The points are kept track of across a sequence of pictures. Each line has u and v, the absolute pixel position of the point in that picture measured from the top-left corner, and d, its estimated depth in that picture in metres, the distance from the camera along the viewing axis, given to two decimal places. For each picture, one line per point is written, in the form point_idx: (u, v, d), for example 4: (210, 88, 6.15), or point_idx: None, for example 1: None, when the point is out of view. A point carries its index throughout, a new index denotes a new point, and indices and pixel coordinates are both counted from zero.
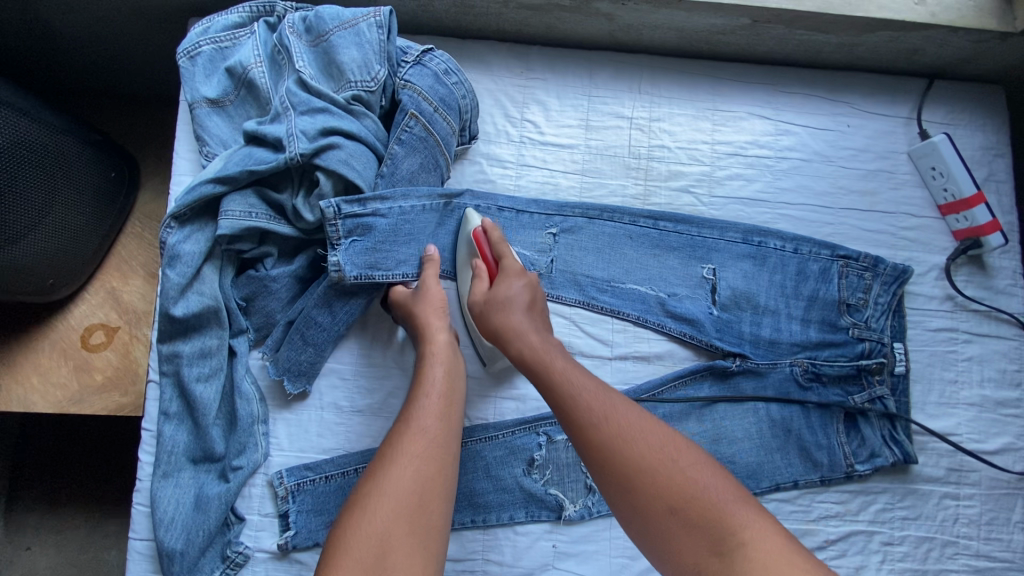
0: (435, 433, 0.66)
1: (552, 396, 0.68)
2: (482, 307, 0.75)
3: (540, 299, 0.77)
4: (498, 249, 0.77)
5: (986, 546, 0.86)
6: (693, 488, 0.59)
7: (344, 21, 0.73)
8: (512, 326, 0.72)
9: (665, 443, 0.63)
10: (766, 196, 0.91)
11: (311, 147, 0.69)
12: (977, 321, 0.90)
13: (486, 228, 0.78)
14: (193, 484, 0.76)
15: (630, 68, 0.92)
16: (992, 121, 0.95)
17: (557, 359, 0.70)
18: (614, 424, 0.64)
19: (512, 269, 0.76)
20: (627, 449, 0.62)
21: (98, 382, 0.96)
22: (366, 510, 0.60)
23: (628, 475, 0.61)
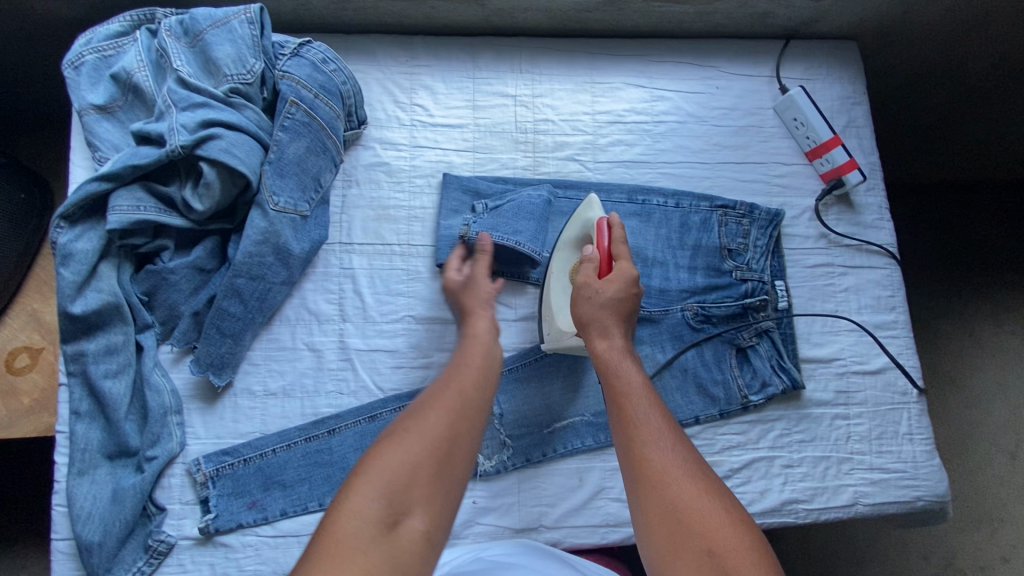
0: (473, 393, 0.67)
1: (617, 405, 0.68)
2: (588, 291, 0.78)
3: (636, 309, 0.79)
4: (616, 247, 0.81)
5: (879, 459, 0.92)
6: (731, 542, 0.56)
7: (215, 20, 0.78)
8: (601, 327, 0.75)
9: (714, 490, 0.60)
10: (647, 158, 0.97)
11: (191, 139, 0.73)
12: (850, 255, 0.98)
13: (609, 223, 0.82)
14: (110, 480, 0.78)
15: (510, 50, 0.98)
16: (847, 73, 1.03)
17: (631, 374, 0.71)
18: (669, 453, 0.63)
19: (623, 275, 0.78)
20: (678, 486, 0.60)
21: (25, 404, 0.93)
22: (400, 436, 0.60)
23: (672, 509, 0.58)
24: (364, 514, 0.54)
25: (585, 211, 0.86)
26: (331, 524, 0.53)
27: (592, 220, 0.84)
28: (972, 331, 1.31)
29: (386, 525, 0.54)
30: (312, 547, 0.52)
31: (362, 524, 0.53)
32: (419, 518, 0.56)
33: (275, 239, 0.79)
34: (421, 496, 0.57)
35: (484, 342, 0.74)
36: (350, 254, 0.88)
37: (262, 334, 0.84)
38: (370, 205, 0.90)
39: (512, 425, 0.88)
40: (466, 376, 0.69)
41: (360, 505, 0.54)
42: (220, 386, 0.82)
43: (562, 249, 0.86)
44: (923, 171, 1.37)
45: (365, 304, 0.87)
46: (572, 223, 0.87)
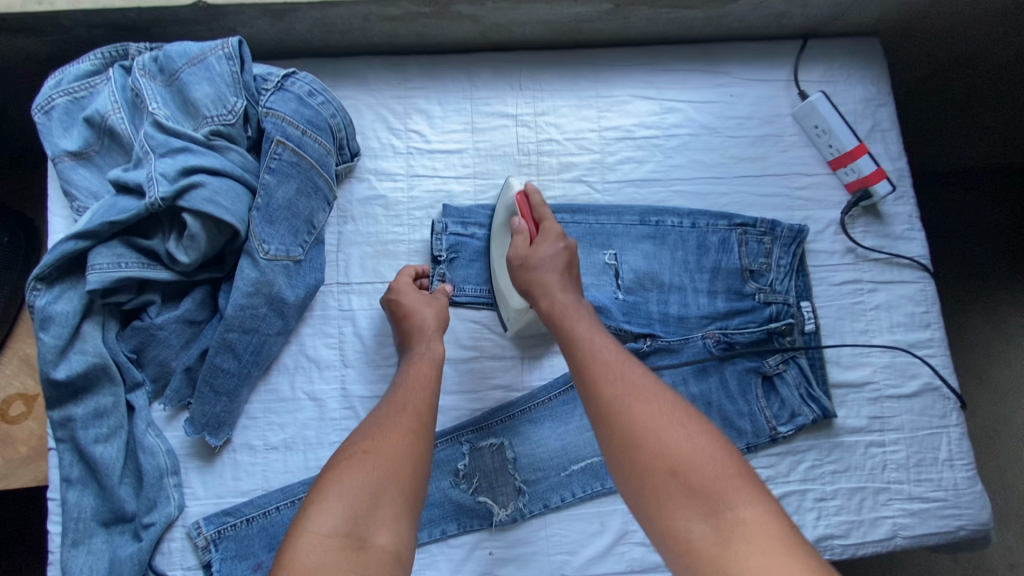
0: (425, 416, 0.67)
1: (568, 347, 0.69)
2: (519, 260, 0.77)
3: (575, 264, 0.78)
4: (538, 212, 0.80)
5: (918, 488, 0.86)
6: (689, 455, 0.58)
7: (191, 56, 0.73)
8: (537, 286, 0.74)
9: (673, 410, 0.62)
10: (658, 175, 0.92)
11: (171, 189, 0.68)
12: (880, 270, 0.92)
13: (528, 192, 0.81)
14: (106, 548, 0.73)
15: (508, 66, 0.92)
16: (870, 73, 0.96)
17: (578, 322, 0.71)
18: (625, 382, 0.64)
19: (550, 234, 0.78)
20: (635, 411, 0.61)
21: (23, 454, 0.86)
22: (358, 463, 0.61)
23: (631, 433, 0.60)
24: (325, 539, 0.55)
25: (506, 194, 0.83)
26: (286, 557, 0.54)
27: (512, 198, 0.82)
28: (1001, 322, 1.19)
29: (353, 551, 0.55)
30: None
31: (325, 552, 0.54)
32: (384, 540, 0.57)
33: (267, 289, 0.74)
34: (385, 525, 0.57)
35: (434, 369, 0.72)
36: (348, 294, 0.83)
37: (258, 386, 0.80)
38: (367, 241, 0.85)
39: (527, 470, 0.83)
40: (427, 406, 0.68)
41: (323, 535, 0.55)
42: (217, 445, 0.77)
43: (501, 232, 0.84)
44: (958, 157, 1.23)
45: (366, 347, 0.82)
46: (498, 210, 0.84)
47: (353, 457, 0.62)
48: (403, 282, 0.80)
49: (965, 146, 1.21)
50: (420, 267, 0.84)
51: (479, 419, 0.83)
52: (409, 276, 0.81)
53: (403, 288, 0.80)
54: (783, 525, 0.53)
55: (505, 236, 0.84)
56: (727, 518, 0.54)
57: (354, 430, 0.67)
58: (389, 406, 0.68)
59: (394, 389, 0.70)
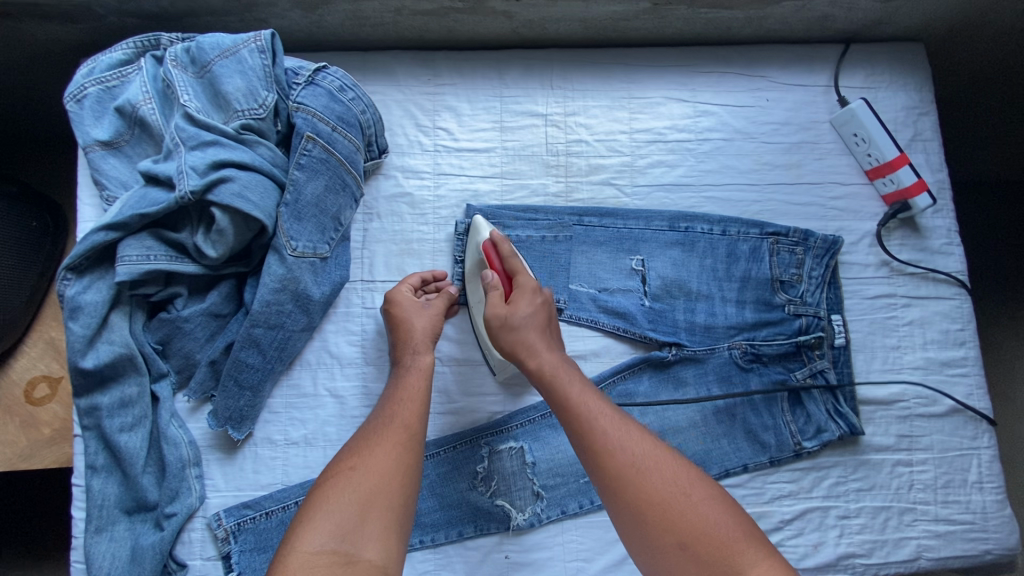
0: (414, 428, 0.67)
1: (564, 417, 0.68)
2: (497, 322, 0.74)
3: (552, 314, 0.78)
4: (510, 264, 0.77)
5: (945, 510, 0.84)
6: (699, 526, 0.59)
7: (224, 49, 0.72)
8: (523, 352, 0.72)
9: (675, 473, 0.63)
10: (690, 180, 0.90)
11: (201, 183, 0.67)
12: (915, 284, 0.89)
13: (494, 241, 0.78)
14: (129, 536, 0.74)
15: (540, 64, 0.90)
16: (914, 80, 0.93)
17: (570, 389, 0.69)
18: (627, 449, 0.64)
19: (526, 287, 0.76)
20: (640, 481, 0.61)
21: (46, 435, 0.87)
22: (347, 483, 0.61)
23: (639, 504, 0.61)
24: (310, 556, 0.56)
25: (472, 237, 0.81)
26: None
27: (478, 246, 0.79)
28: None
29: (341, 566, 0.55)
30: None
31: (313, 569, 0.55)
32: (372, 554, 0.58)
33: (293, 285, 0.73)
34: (373, 539, 0.58)
35: (423, 378, 0.72)
36: (372, 292, 0.83)
37: (280, 381, 0.79)
38: (392, 238, 0.84)
39: (545, 475, 0.82)
40: (417, 418, 0.68)
41: (311, 552, 0.56)
42: (239, 438, 0.77)
43: (472, 277, 0.82)
44: (1014, 166, 1.17)
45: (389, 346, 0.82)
46: (467, 254, 0.82)
47: (341, 477, 0.62)
48: (405, 293, 0.78)
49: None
50: (439, 271, 0.83)
51: (499, 422, 0.83)
52: (415, 284, 0.80)
53: (402, 299, 0.78)
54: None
55: (476, 283, 0.81)
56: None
57: (343, 448, 0.67)
58: (379, 420, 0.68)
59: (385, 400, 0.70)
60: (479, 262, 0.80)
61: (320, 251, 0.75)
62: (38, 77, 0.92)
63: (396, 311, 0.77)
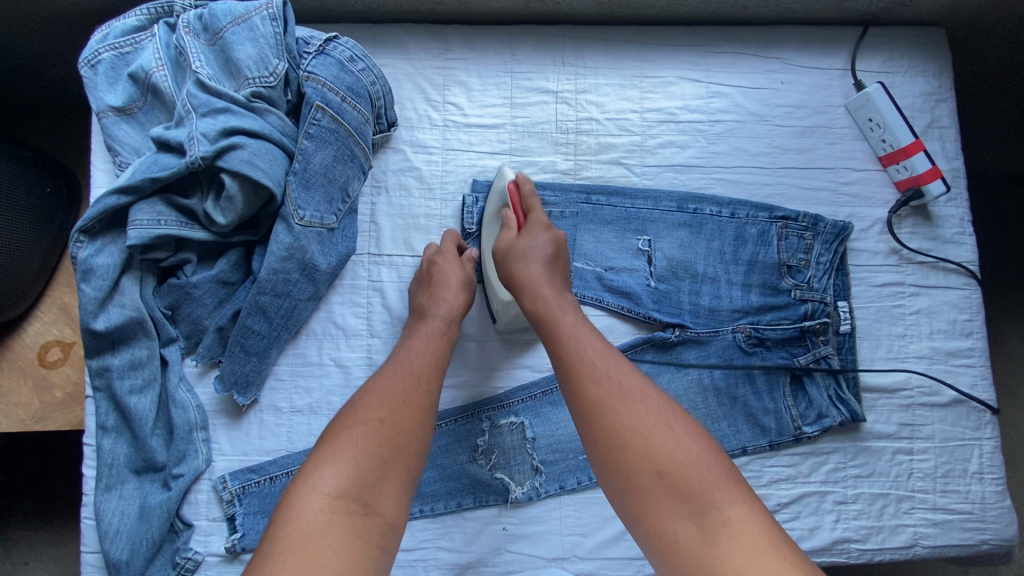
0: (432, 385, 0.69)
1: (551, 340, 0.69)
2: (505, 249, 0.77)
3: (563, 256, 0.78)
4: (527, 202, 0.80)
5: (943, 499, 0.84)
6: (678, 459, 0.60)
7: (236, 16, 0.72)
8: (522, 278, 0.74)
9: (659, 407, 0.63)
10: (699, 162, 0.89)
11: (212, 149, 0.68)
12: (924, 273, 0.88)
13: (517, 182, 0.81)
14: (137, 495, 0.76)
15: (552, 40, 0.89)
16: (934, 65, 0.91)
17: (563, 313, 0.71)
18: (614, 379, 0.65)
19: (537, 225, 0.78)
20: (620, 412, 0.62)
21: (58, 397, 0.89)
22: (373, 432, 0.63)
23: (617, 434, 0.61)
24: (328, 502, 0.59)
25: (497, 182, 0.83)
26: (287, 521, 0.58)
27: (504, 187, 0.81)
28: None
29: (357, 516, 0.59)
30: (270, 540, 0.57)
31: (330, 514, 0.58)
32: (385, 508, 0.61)
33: (301, 255, 0.74)
34: (390, 493, 0.62)
35: (443, 341, 0.74)
36: (378, 265, 0.83)
37: (286, 349, 0.81)
38: (399, 213, 0.85)
39: (545, 450, 0.83)
40: (437, 379, 0.70)
41: (329, 497, 0.59)
42: (245, 404, 0.79)
43: (491, 220, 0.83)
44: None
45: (392, 318, 0.82)
46: (492, 198, 0.83)
47: (361, 425, 0.64)
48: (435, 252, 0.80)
49: None
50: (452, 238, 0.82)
51: (500, 397, 0.84)
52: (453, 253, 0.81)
53: (449, 257, 0.80)
54: (766, 520, 0.57)
55: (494, 227, 0.83)
56: (715, 520, 0.57)
57: (358, 391, 0.69)
58: (403, 373, 0.69)
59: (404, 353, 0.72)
60: (501, 204, 0.82)
61: (326, 222, 0.75)
62: (50, 44, 0.92)
63: (432, 274, 0.78)
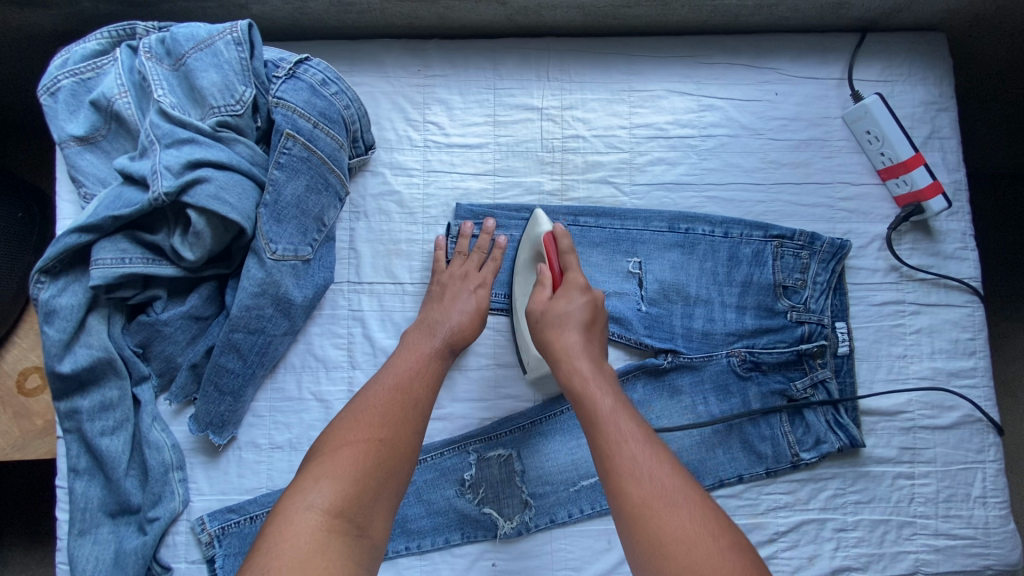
0: (425, 406, 0.67)
1: (588, 425, 0.65)
2: (538, 315, 0.73)
3: (600, 319, 0.74)
4: (564, 260, 0.75)
5: (945, 524, 0.82)
6: (722, 572, 0.54)
7: (199, 41, 0.69)
8: (558, 348, 0.70)
9: (704, 516, 0.58)
10: (691, 179, 0.86)
11: (176, 184, 0.64)
12: (925, 291, 0.85)
13: (556, 234, 0.76)
14: (112, 539, 0.74)
15: (536, 54, 0.86)
16: (934, 73, 0.88)
17: (601, 397, 0.66)
18: (652, 477, 0.60)
19: (574, 285, 0.73)
20: (662, 516, 0.57)
21: (40, 425, 0.85)
22: (371, 452, 0.61)
23: (653, 539, 0.57)
24: (325, 519, 0.57)
25: (530, 231, 0.79)
26: (280, 537, 0.55)
27: (538, 237, 0.77)
28: None
29: (350, 537, 0.57)
30: (260, 557, 0.54)
31: (321, 531, 0.56)
32: (373, 531, 0.60)
33: (274, 289, 0.71)
34: (379, 517, 0.60)
35: (439, 361, 0.72)
36: (358, 294, 0.80)
37: (264, 384, 0.78)
38: (380, 239, 0.81)
39: (534, 483, 0.80)
40: (432, 399, 0.68)
41: (319, 515, 0.57)
42: (222, 443, 0.76)
43: (525, 271, 0.80)
44: None
45: (374, 349, 0.79)
46: (524, 245, 0.80)
47: (360, 443, 0.62)
48: (471, 270, 0.78)
49: None
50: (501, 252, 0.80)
51: (487, 429, 0.81)
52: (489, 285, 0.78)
53: (456, 271, 0.78)
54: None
55: (528, 274, 0.80)
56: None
57: (354, 403, 0.66)
58: (403, 389, 0.67)
59: (402, 366, 0.70)
60: (536, 255, 0.78)
61: (300, 254, 0.72)
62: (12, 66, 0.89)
63: (455, 295, 0.76)
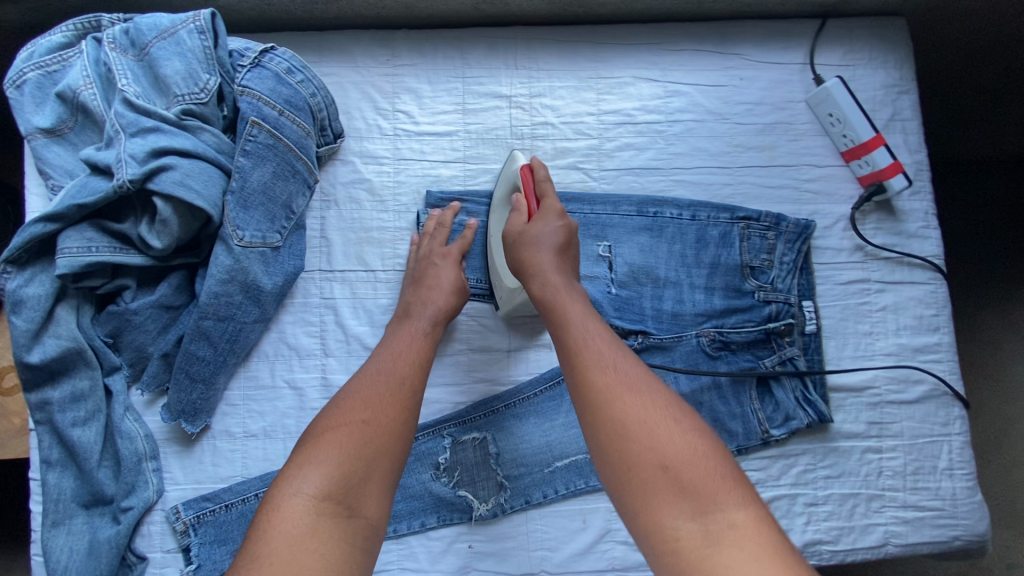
0: (412, 383, 0.67)
1: (557, 335, 0.67)
2: (513, 237, 0.74)
3: (575, 244, 0.75)
4: (540, 188, 0.76)
5: (913, 496, 0.83)
6: (683, 452, 0.57)
7: (162, 30, 0.70)
8: (530, 265, 0.71)
9: (666, 408, 0.61)
10: (659, 164, 0.87)
11: (140, 171, 0.65)
12: (889, 269, 0.87)
13: (532, 165, 0.78)
14: (86, 530, 0.73)
15: (504, 43, 0.87)
16: (894, 56, 0.89)
17: (571, 308, 0.68)
18: (620, 377, 0.62)
19: (550, 210, 0.74)
20: (627, 408, 0.60)
21: (16, 425, 0.84)
22: (357, 432, 0.61)
23: (619, 431, 0.59)
24: (314, 503, 0.57)
25: (509, 167, 0.80)
26: (271, 524, 0.55)
27: (516, 172, 0.79)
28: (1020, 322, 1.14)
29: (342, 518, 0.57)
30: (254, 546, 0.54)
31: (312, 515, 0.56)
32: (369, 511, 0.59)
33: (242, 277, 0.72)
34: (372, 495, 0.59)
35: (425, 343, 0.72)
36: (330, 282, 0.81)
37: (236, 373, 0.78)
38: (351, 226, 0.82)
39: (509, 465, 0.81)
40: (421, 380, 0.68)
41: (310, 500, 0.57)
42: (195, 432, 0.76)
43: (500, 206, 0.82)
44: (998, 147, 1.14)
45: (347, 336, 0.80)
46: (501, 182, 0.82)
47: (346, 426, 0.62)
48: (435, 249, 0.78)
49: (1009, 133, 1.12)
50: (469, 234, 0.81)
51: (461, 413, 0.82)
52: (456, 256, 0.79)
53: (433, 251, 0.78)
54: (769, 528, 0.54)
55: (503, 210, 0.82)
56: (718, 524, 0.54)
57: (342, 390, 0.66)
58: (389, 373, 0.67)
59: (390, 353, 0.69)
60: (514, 188, 0.80)
61: (267, 242, 0.73)
62: None
63: (425, 274, 0.76)
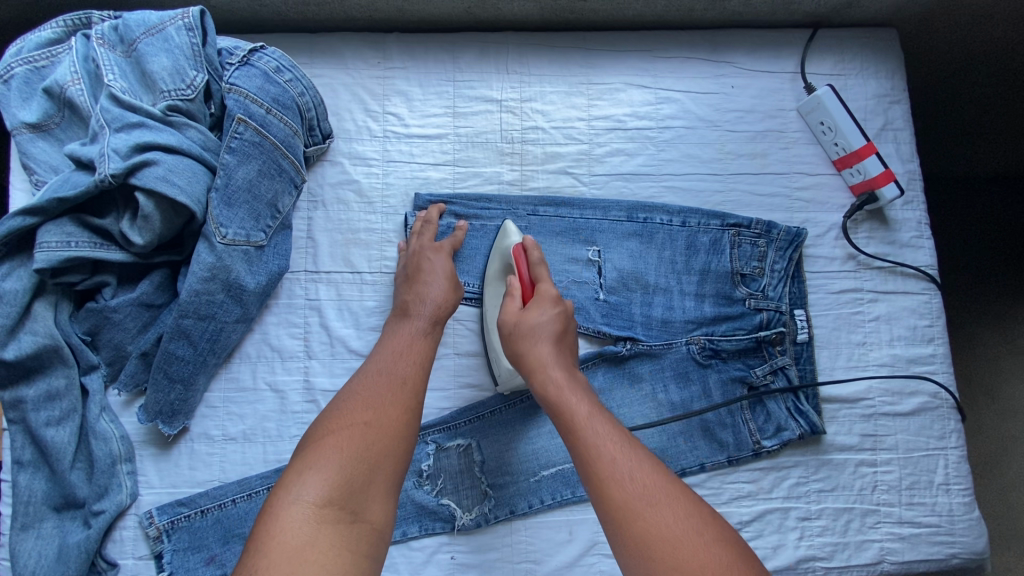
0: (417, 387, 0.65)
1: (568, 432, 0.64)
2: (508, 328, 0.72)
3: (571, 329, 0.74)
4: (535, 271, 0.75)
5: (909, 511, 0.81)
6: (708, 563, 0.53)
7: (150, 27, 0.70)
8: (532, 361, 0.69)
9: (685, 511, 0.57)
10: (649, 170, 0.86)
11: (123, 166, 0.64)
12: (882, 279, 0.86)
13: (525, 245, 0.76)
14: (56, 534, 0.71)
15: (496, 48, 0.87)
16: (884, 67, 0.90)
17: (578, 404, 0.65)
18: (636, 479, 0.58)
19: (547, 296, 0.73)
20: (645, 517, 0.56)
21: None
22: (360, 435, 0.59)
23: (642, 544, 0.55)
24: (314, 510, 0.54)
25: (500, 240, 0.79)
26: (269, 532, 0.53)
27: (509, 249, 0.77)
28: (1015, 336, 1.12)
29: (343, 525, 0.54)
30: (251, 556, 0.52)
31: (314, 522, 0.54)
32: (372, 515, 0.57)
33: (224, 275, 0.71)
34: (376, 501, 0.57)
35: (425, 341, 0.70)
36: (315, 283, 0.80)
37: (217, 375, 0.77)
38: (338, 227, 0.81)
39: (494, 474, 0.79)
40: (423, 382, 0.66)
41: (312, 506, 0.54)
42: (172, 434, 0.74)
43: (495, 282, 0.80)
44: (991, 161, 1.14)
45: (331, 338, 0.78)
46: (493, 256, 0.80)
47: (348, 429, 0.60)
48: (426, 244, 0.77)
49: (1001, 147, 1.12)
50: (460, 232, 0.80)
51: (445, 419, 0.80)
52: (448, 251, 0.78)
53: (425, 248, 0.77)
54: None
55: (499, 286, 0.80)
56: None
57: (342, 393, 0.64)
58: (390, 376, 0.65)
59: (389, 354, 0.68)
60: (506, 267, 0.79)
61: (248, 240, 0.72)
62: None
63: (420, 268, 0.75)
